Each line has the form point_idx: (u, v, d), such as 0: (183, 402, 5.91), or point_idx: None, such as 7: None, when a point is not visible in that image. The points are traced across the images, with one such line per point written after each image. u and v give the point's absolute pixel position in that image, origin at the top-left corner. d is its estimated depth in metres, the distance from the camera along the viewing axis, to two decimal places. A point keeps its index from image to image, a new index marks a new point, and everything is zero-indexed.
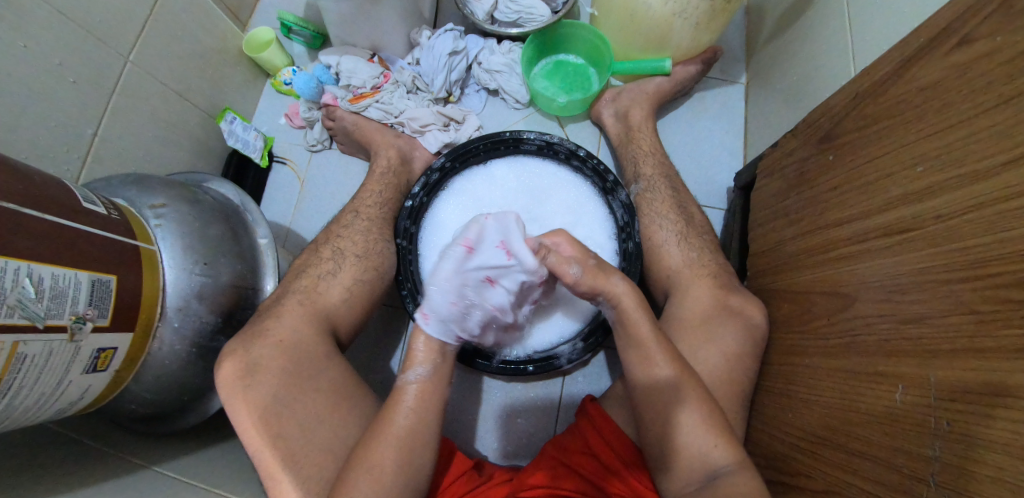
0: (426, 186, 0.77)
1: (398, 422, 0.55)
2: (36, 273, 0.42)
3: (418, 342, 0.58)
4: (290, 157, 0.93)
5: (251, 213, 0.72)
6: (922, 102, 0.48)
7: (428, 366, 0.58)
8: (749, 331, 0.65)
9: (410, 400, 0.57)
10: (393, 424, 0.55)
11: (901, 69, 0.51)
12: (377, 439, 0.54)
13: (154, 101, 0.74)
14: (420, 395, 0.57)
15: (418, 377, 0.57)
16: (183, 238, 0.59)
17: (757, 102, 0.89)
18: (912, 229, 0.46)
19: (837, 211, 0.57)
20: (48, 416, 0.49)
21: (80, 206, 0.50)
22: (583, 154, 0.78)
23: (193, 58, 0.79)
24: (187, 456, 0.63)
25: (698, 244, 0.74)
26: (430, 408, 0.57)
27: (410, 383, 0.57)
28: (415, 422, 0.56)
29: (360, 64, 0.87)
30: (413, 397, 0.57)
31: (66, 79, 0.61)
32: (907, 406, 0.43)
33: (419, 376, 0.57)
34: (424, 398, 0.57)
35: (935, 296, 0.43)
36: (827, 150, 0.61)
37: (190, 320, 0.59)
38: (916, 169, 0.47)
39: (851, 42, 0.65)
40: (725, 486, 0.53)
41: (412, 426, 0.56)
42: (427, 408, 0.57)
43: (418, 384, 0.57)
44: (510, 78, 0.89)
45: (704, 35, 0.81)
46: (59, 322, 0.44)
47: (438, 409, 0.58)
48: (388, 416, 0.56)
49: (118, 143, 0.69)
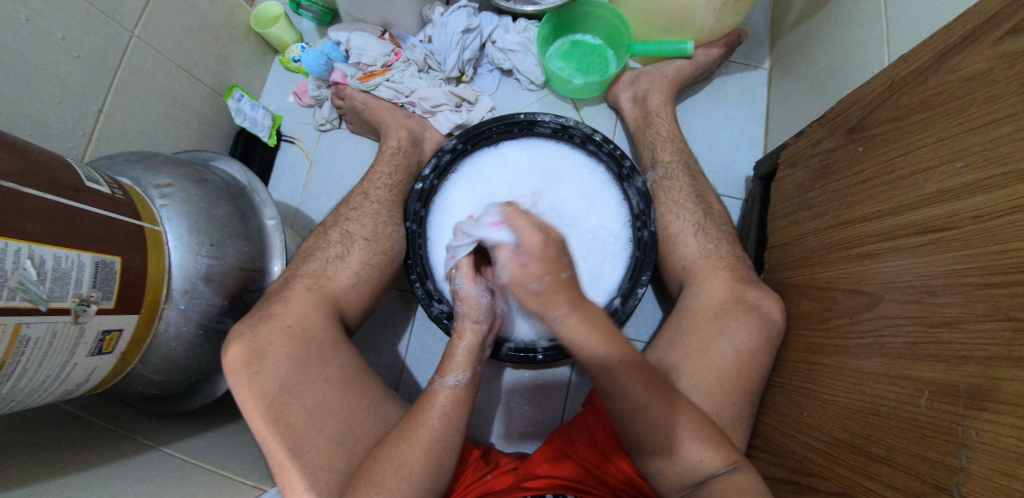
0: (436, 168, 0.76)
1: (429, 424, 0.56)
2: (37, 255, 0.41)
3: (456, 350, 0.61)
4: (299, 136, 0.92)
5: (259, 193, 0.70)
6: (967, 93, 0.45)
7: (466, 373, 0.60)
8: (766, 326, 0.63)
9: (444, 403, 0.57)
10: (424, 427, 0.55)
11: (944, 56, 0.48)
12: (403, 437, 0.54)
13: (159, 76, 0.72)
14: (453, 399, 0.58)
15: (455, 383, 0.59)
16: (189, 219, 0.58)
17: (781, 89, 0.85)
18: (947, 227, 0.44)
19: (865, 205, 0.55)
20: (55, 397, 0.48)
21: (83, 186, 0.48)
22: (599, 139, 0.76)
23: (199, 33, 0.77)
24: (195, 437, 0.64)
25: (716, 235, 0.71)
26: (460, 412, 0.58)
27: (446, 387, 0.59)
28: (445, 423, 0.56)
29: (371, 40, 0.84)
30: (447, 400, 0.58)
31: (70, 53, 0.60)
32: (934, 413, 0.42)
33: (455, 382, 0.59)
34: (457, 402, 0.58)
35: (971, 300, 0.41)
36: (857, 141, 0.58)
37: (196, 302, 0.58)
38: (956, 164, 0.44)
39: (887, 27, 0.61)
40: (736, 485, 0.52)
41: (441, 428, 0.56)
42: (457, 412, 0.58)
43: (454, 390, 0.59)
44: (525, 58, 0.86)
45: (730, 16, 0.77)
46: (63, 305, 0.43)
47: (467, 413, 0.59)
48: (418, 418, 0.56)
49: (123, 119, 0.67)
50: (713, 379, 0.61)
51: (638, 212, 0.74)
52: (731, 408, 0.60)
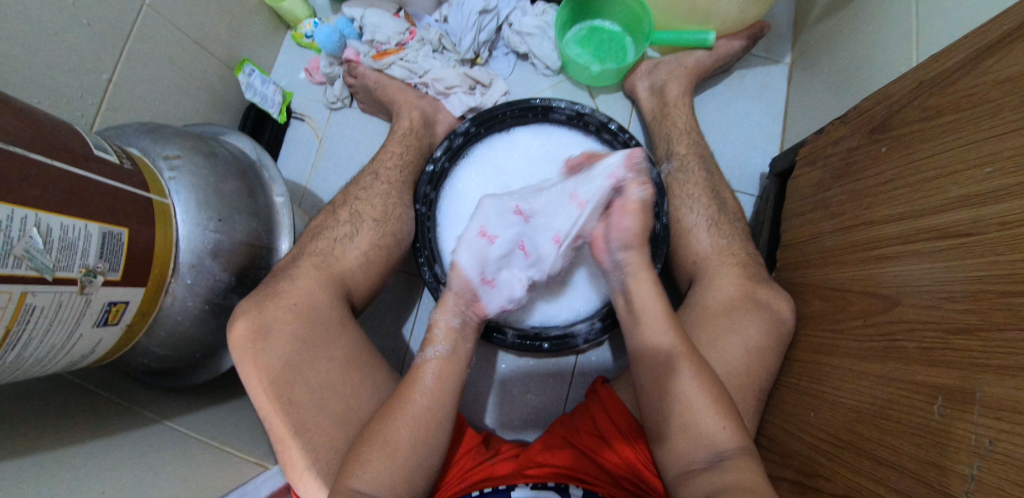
0: (448, 150, 0.75)
1: (415, 401, 0.55)
2: (44, 223, 0.41)
3: (439, 325, 0.62)
4: (309, 113, 0.90)
5: (268, 169, 0.70)
6: (1000, 96, 0.43)
7: (446, 345, 0.60)
8: (776, 325, 0.62)
9: (429, 377, 0.57)
10: (411, 403, 0.55)
11: (977, 58, 0.47)
12: (392, 414, 0.54)
13: (170, 47, 0.71)
14: (438, 372, 0.58)
15: (437, 354, 0.59)
16: (197, 192, 0.57)
17: (801, 85, 0.83)
18: (970, 233, 0.43)
19: (885, 207, 0.54)
20: (60, 367, 0.48)
21: (90, 154, 0.47)
22: (615, 128, 0.74)
23: (212, 3, 0.75)
24: (198, 412, 0.64)
25: (729, 231, 0.70)
26: (448, 384, 0.58)
27: (429, 358, 0.59)
28: (432, 400, 0.56)
29: (385, 18, 0.83)
30: (434, 372, 0.58)
31: (80, 20, 0.58)
32: (947, 420, 0.41)
33: (439, 352, 0.60)
34: (444, 376, 0.58)
35: (993, 308, 0.40)
36: (881, 141, 0.57)
37: (203, 277, 0.57)
38: (985, 169, 0.43)
39: (918, 26, 0.59)
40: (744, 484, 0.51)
41: (429, 405, 0.55)
42: (443, 386, 0.57)
43: (438, 361, 0.59)
44: (542, 42, 0.85)
45: (754, 8, 0.75)
46: (69, 275, 0.43)
47: (456, 387, 0.59)
48: (406, 394, 0.56)
49: (132, 89, 0.66)
50: (719, 376, 0.60)
51: None
52: (737, 406, 0.60)
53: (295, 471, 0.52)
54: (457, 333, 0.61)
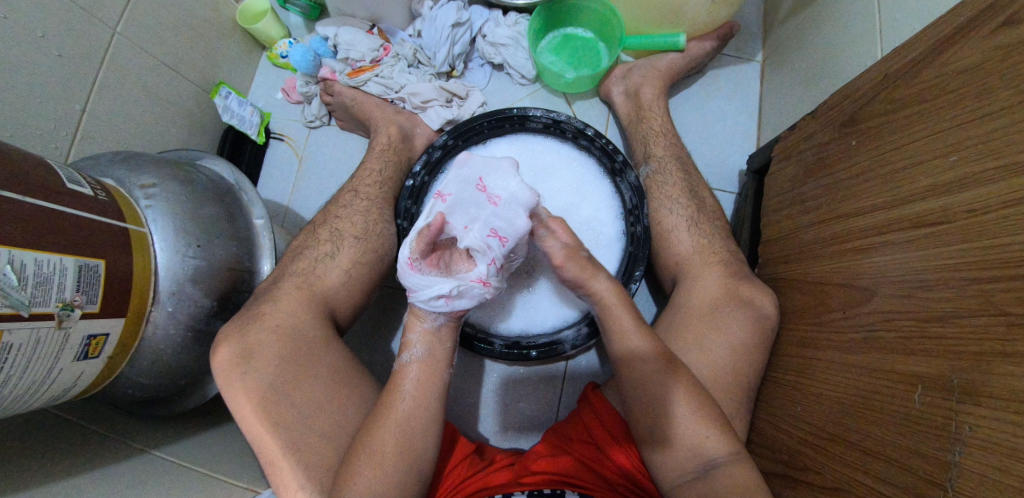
0: (428, 164, 0.75)
1: (398, 406, 0.56)
2: (18, 259, 0.41)
3: (413, 330, 0.60)
4: (288, 133, 0.90)
5: (247, 192, 0.69)
6: (958, 88, 0.44)
7: (423, 347, 0.60)
8: (760, 321, 0.63)
9: (412, 380, 0.58)
10: (399, 410, 0.56)
11: (935, 50, 0.48)
12: (377, 424, 0.54)
13: (143, 75, 0.71)
14: (420, 376, 0.58)
15: (416, 356, 0.59)
16: (175, 218, 0.57)
17: (774, 81, 0.84)
18: (940, 223, 0.44)
19: (858, 200, 0.55)
20: (40, 403, 0.48)
21: (63, 188, 0.47)
22: (591, 133, 0.75)
23: (184, 29, 0.76)
24: (186, 439, 0.63)
25: (709, 230, 0.71)
26: (430, 389, 0.58)
27: (408, 364, 0.59)
28: (415, 405, 0.57)
29: (359, 35, 0.83)
30: (416, 376, 0.58)
31: (50, 53, 0.58)
32: (928, 408, 0.42)
33: (416, 356, 0.59)
34: (426, 378, 0.59)
35: (963, 294, 0.41)
36: (850, 135, 0.58)
37: (185, 304, 0.57)
38: (950, 158, 0.44)
39: (880, 20, 0.61)
40: (722, 476, 0.51)
41: (412, 410, 0.56)
42: (424, 389, 0.58)
43: (416, 366, 0.59)
44: (516, 52, 0.85)
45: (722, 9, 0.76)
46: (46, 310, 0.43)
47: (438, 390, 0.59)
48: (389, 401, 0.56)
49: (107, 118, 0.66)
50: (705, 376, 0.61)
51: (631, 207, 0.74)
52: (725, 403, 0.60)
53: (287, 494, 0.52)
54: (432, 334, 0.60)
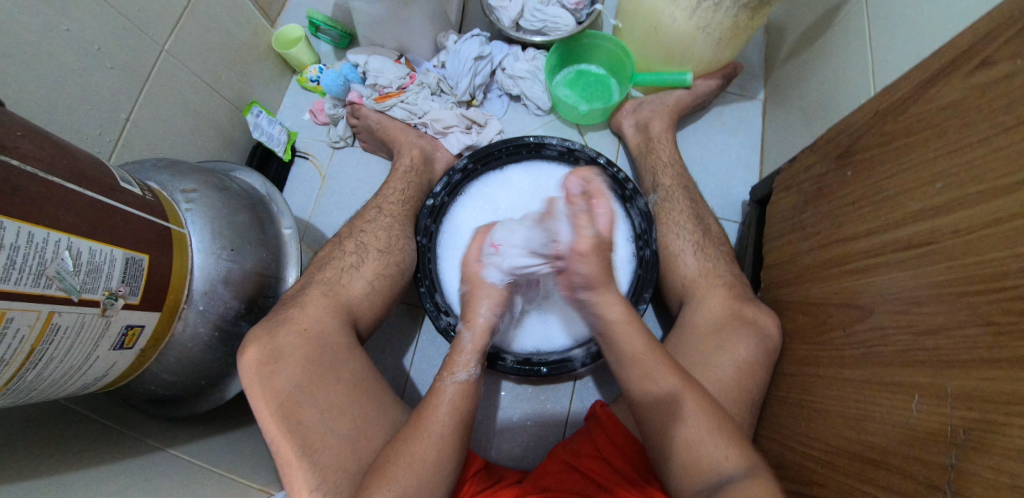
0: (448, 185, 0.79)
1: (435, 422, 0.56)
2: (74, 247, 0.43)
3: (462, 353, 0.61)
4: (312, 152, 0.94)
5: (276, 203, 0.73)
6: (942, 121, 0.49)
7: (474, 368, 0.61)
8: (765, 341, 0.65)
9: (452, 400, 0.58)
10: (432, 425, 0.56)
11: (920, 89, 0.53)
12: (412, 436, 0.55)
13: (185, 90, 0.75)
14: (462, 394, 0.59)
15: (466, 376, 0.60)
16: (211, 222, 0.60)
17: (775, 118, 0.90)
18: (929, 243, 0.47)
19: (854, 225, 0.59)
20: (72, 391, 0.49)
21: (117, 186, 0.50)
22: (603, 162, 0.80)
23: (224, 51, 0.81)
24: (201, 441, 0.63)
25: (715, 254, 0.74)
26: (468, 408, 0.59)
27: (455, 381, 0.59)
28: (452, 421, 0.57)
29: (388, 64, 0.88)
30: (457, 395, 0.59)
31: (105, 65, 0.63)
32: (924, 415, 0.44)
33: (464, 377, 0.60)
34: (465, 399, 0.59)
35: (953, 308, 0.44)
36: (846, 166, 0.62)
37: (215, 304, 0.59)
38: (936, 185, 0.48)
39: (871, 62, 0.66)
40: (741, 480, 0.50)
41: (450, 426, 0.57)
42: (463, 408, 0.58)
43: (464, 384, 0.60)
44: (532, 85, 0.91)
45: (726, 50, 0.81)
46: (93, 297, 0.45)
47: (472, 411, 0.59)
48: (426, 417, 0.57)
49: (149, 128, 0.70)
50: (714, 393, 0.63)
51: (640, 231, 0.78)
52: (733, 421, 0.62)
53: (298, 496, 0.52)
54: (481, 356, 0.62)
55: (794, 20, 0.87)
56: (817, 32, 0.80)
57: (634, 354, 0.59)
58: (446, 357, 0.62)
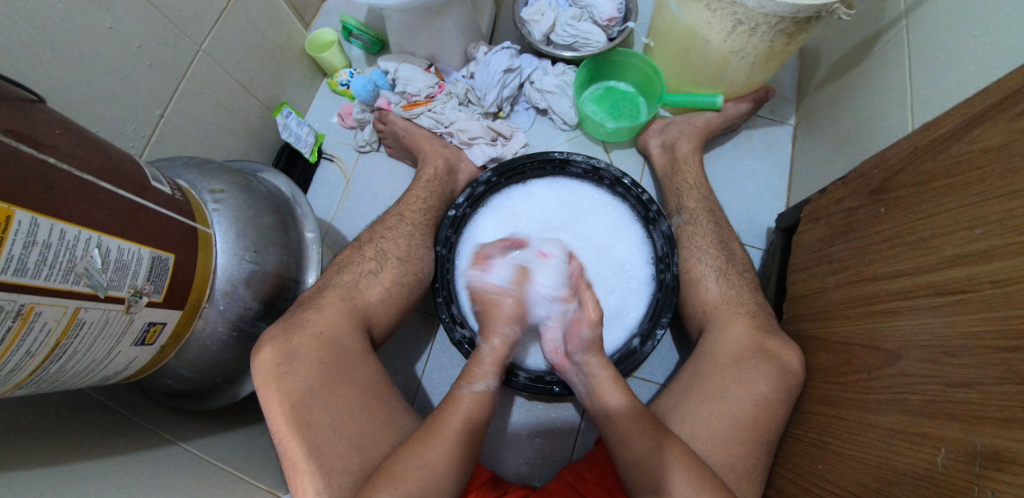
0: (470, 197, 0.79)
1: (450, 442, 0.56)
2: (104, 245, 0.44)
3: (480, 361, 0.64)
4: (338, 155, 0.95)
5: (301, 206, 0.74)
6: (986, 165, 0.47)
7: (491, 381, 0.63)
8: (786, 376, 0.63)
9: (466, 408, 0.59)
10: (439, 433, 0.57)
11: (962, 129, 0.51)
12: (423, 451, 0.55)
13: (218, 89, 0.77)
14: (476, 404, 0.60)
15: (481, 389, 0.61)
16: (237, 223, 0.61)
17: (806, 145, 0.88)
18: (965, 291, 0.46)
19: (886, 264, 0.57)
20: (93, 382, 0.50)
21: (148, 185, 0.51)
22: (628, 183, 0.79)
23: (259, 53, 0.83)
24: (214, 437, 0.64)
25: (737, 281, 0.73)
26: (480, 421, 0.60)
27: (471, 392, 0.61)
28: (465, 443, 0.57)
29: (417, 73, 0.89)
30: (470, 406, 0.60)
31: (144, 62, 0.64)
32: (951, 471, 0.43)
33: (480, 388, 0.62)
34: (480, 408, 0.60)
35: (988, 362, 0.42)
36: (879, 202, 0.61)
37: (235, 305, 0.60)
38: (976, 231, 0.46)
39: (910, 95, 0.64)
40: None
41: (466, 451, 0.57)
42: (477, 419, 0.59)
43: (480, 395, 0.61)
44: (561, 100, 0.90)
45: (759, 75, 0.80)
46: (119, 294, 0.46)
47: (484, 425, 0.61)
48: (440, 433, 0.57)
49: (182, 125, 0.72)
50: (730, 426, 0.61)
51: (661, 254, 0.76)
52: (749, 457, 0.60)
53: None
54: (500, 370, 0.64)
55: (831, 45, 0.85)
56: (855, 60, 0.78)
57: (611, 413, 0.61)
58: (466, 366, 0.64)
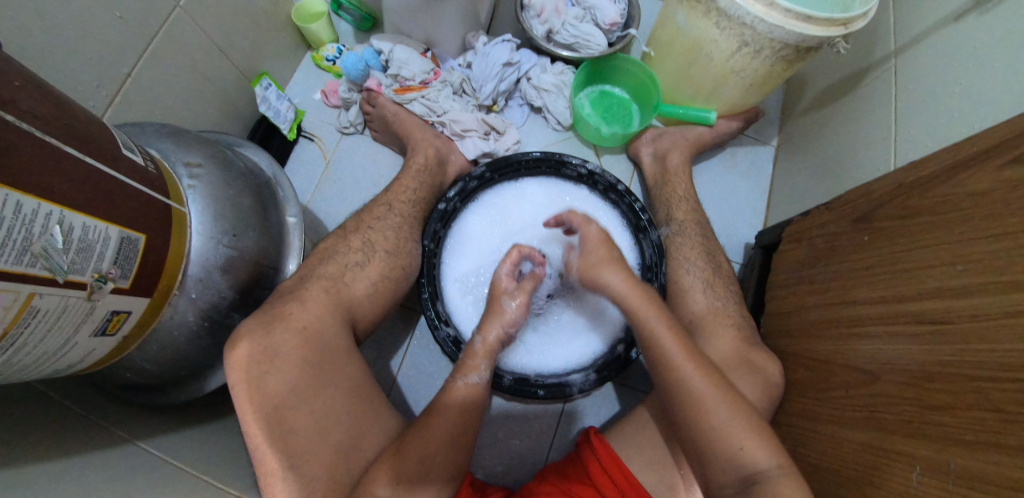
0: (461, 192, 0.77)
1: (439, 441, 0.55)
2: (67, 221, 0.39)
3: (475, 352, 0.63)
4: (319, 134, 0.89)
5: (282, 187, 0.68)
6: (971, 205, 0.50)
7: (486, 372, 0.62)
8: (766, 391, 0.65)
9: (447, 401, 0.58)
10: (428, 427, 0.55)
11: (950, 170, 0.54)
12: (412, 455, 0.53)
13: (194, 50, 0.69)
14: (472, 396, 0.60)
15: (477, 380, 0.61)
16: (214, 203, 0.56)
17: (787, 166, 0.92)
18: (943, 322, 0.49)
19: (866, 290, 0.60)
20: (41, 376, 0.44)
21: (119, 154, 0.45)
22: (622, 189, 0.79)
23: (241, 15, 0.75)
24: (174, 434, 0.59)
25: (723, 295, 0.75)
26: (477, 410, 0.60)
27: (469, 383, 0.60)
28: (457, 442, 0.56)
29: (413, 56, 0.84)
30: (465, 398, 0.59)
31: (113, 11, 0.57)
32: (926, 487, 0.46)
33: (479, 379, 0.61)
34: (476, 400, 0.60)
35: (962, 389, 0.45)
36: (864, 230, 0.64)
37: (208, 292, 0.55)
38: (956, 267, 0.50)
39: (897, 131, 0.68)
40: None
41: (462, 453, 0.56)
42: (473, 410, 0.59)
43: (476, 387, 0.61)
44: (557, 99, 0.89)
45: (753, 95, 0.82)
46: (80, 279, 0.40)
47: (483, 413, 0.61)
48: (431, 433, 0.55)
49: (150, 86, 0.64)
50: None
51: (650, 263, 0.77)
52: None
53: None
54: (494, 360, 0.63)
55: (819, 74, 0.89)
56: (842, 91, 0.81)
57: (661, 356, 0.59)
58: (460, 359, 0.63)
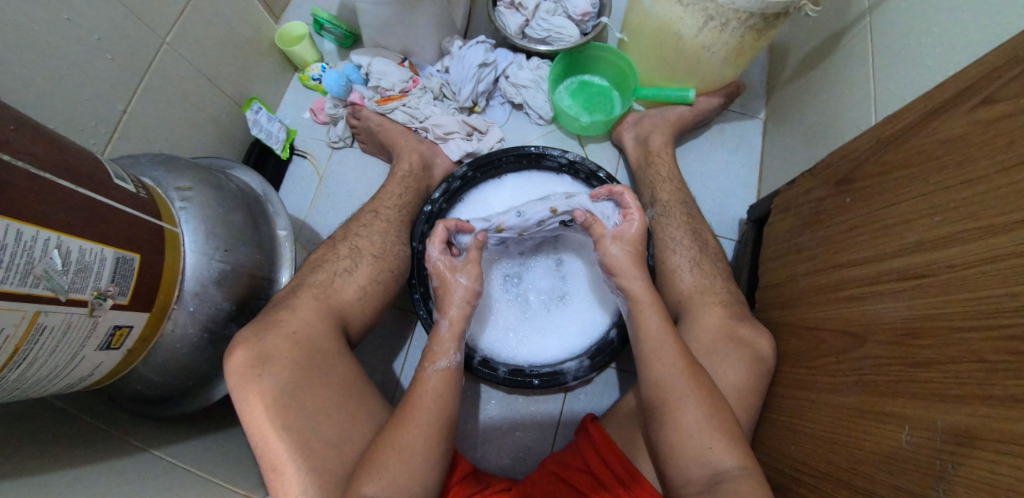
0: (446, 192, 0.79)
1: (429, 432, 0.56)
2: (64, 245, 0.42)
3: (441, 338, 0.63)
4: (311, 151, 0.94)
5: (273, 203, 0.72)
6: (943, 154, 0.49)
7: (456, 355, 0.63)
8: (757, 363, 0.65)
9: (437, 387, 0.60)
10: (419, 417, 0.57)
11: (922, 120, 0.53)
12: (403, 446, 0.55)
13: (185, 84, 0.74)
14: (445, 381, 0.60)
15: (446, 365, 0.61)
16: (205, 222, 0.59)
17: (775, 137, 0.91)
18: (924, 275, 0.48)
19: (850, 252, 0.59)
20: (56, 390, 0.48)
21: (111, 183, 0.49)
22: (604, 176, 0.79)
23: (226, 46, 0.80)
24: (186, 442, 0.63)
25: (711, 272, 0.74)
26: (452, 397, 0.60)
27: (438, 369, 0.61)
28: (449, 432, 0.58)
29: (392, 67, 0.88)
30: (438, 383, 0.60)
31: (104, 55, 0.62)
32: (914, 447, 0.45)
33: (448, 363, 0.62)
34: (449, 385, 0.60)
35: (944, 342, 0.44)
36: (845, 192, 0.63)
37: (205, 305, 0.58)
38: (933, 219, 0.48)
39: (873, 89, 0.67)
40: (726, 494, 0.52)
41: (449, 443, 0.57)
42: (449, 395, 0.59)
43: (445, 372, 0.61)
44: (536, 94, 0.90)
45: (730, 69, 0.81)
46: (82, 297, 0.44)
47: (457, 397, 0.61)
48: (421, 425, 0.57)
49: (145, 121, 0.69)
50: None
51: None
52: None
53: None
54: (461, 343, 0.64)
55: (799, 41, 0.87)
56: (822, 55, 0.80)
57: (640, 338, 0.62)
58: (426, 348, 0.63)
